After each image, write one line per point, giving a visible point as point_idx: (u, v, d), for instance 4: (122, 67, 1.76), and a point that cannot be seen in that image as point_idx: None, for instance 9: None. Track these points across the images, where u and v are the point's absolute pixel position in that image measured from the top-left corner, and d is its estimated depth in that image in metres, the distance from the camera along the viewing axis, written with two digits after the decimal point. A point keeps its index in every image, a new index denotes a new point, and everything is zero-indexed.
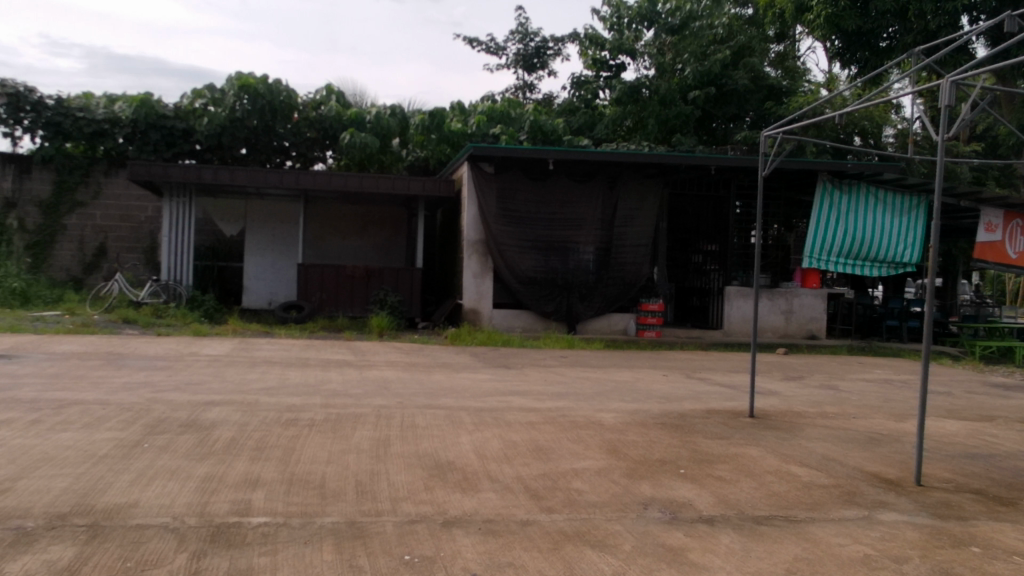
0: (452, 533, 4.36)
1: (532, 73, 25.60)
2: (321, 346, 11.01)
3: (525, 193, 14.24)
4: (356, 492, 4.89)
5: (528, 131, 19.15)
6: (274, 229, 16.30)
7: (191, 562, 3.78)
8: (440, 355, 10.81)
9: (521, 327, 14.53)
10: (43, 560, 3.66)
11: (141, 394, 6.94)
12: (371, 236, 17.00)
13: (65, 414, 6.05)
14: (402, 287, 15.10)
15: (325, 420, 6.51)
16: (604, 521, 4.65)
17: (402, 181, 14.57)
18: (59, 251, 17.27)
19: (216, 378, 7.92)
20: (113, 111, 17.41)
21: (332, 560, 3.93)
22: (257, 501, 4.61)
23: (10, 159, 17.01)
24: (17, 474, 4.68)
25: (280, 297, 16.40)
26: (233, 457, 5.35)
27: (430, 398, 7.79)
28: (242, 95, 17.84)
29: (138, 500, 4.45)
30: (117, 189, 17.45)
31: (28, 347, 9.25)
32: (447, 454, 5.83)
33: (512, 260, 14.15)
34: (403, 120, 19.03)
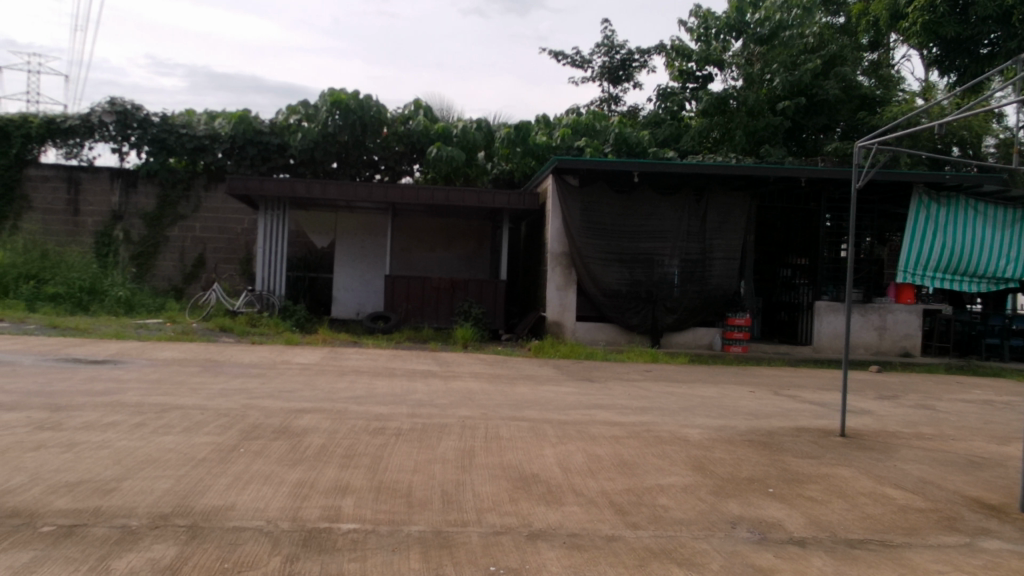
0: (537, 546, 4.36)
1: (617, 85, 25.52)
2: (407, 357, 11.17)
3: (610, 206, 14.20)
4: (442, 502, 4.94)
5: (612, 143, 19.10)
6: (362, 241, 16.66)
7: (284, 565, 3.88)
8: (524, 367, 10.83)
9: (604, 340, 14.46)
10: (147, 558, 3.81)
11: (235, 400, 7.18)
12: (456, 249, 17.19)
13: (166, 418, 6.30)
14: (486, 299, 15.20)
15: (411, 430, 6.60)
16: (690, 539, 4.57)
17: (488, 195, 14.66)
18: (162, 262, 18.07)
19: (307, 386, 8.13)
20: (213, 128, 18.10)
21: (419, 568, 3.97)
22: (347, 508, 4.71)
23: (118, 173, 17.88)
24: (122, 474, 4.88)
25: (368, 308, 16.73)
26: (324, 464, 5.48)
27: (514, 409, 7.81)
28: (335, 110, 18.26)
29: (235, 503, 4.60)
30: (216, 202, 18.15)
31: (133, 353, 9.67)
32: (531, 466, 5.84)
33: (596, 273, 14.08)
34: (488, 134, 19.24)
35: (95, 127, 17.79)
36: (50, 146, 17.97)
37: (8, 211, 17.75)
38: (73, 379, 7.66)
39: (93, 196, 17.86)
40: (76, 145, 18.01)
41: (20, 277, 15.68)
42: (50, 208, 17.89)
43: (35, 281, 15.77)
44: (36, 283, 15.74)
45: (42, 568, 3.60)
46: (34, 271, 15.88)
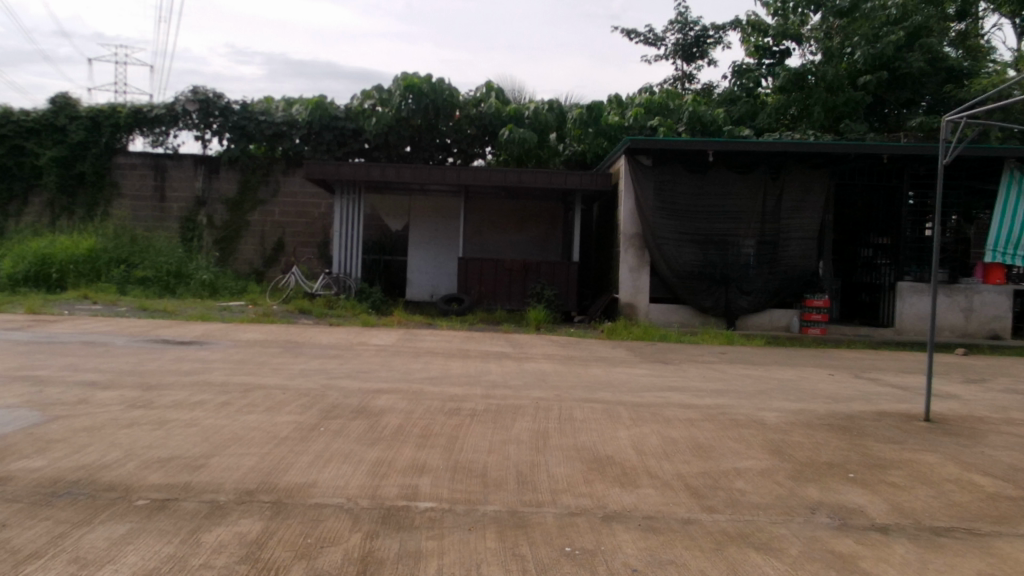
0: (612, 528, 4.36)
1: (691, 63, 25.07)
2: (480, 338, 11.26)
3: (685, 185, 14.03)
4: (517, 482, 4.98)
5: (686, 122, 18.74)
6: (435, 224, 16.82)
7: (365, 542, 3.98)
8: (597, 349, 10.80)
9: (678, 322, 14.29)
10: (234, 533, 3.94)
11: (315, 380, 7.36)
12: (528, 231, 17.20)
13: (250, 397, 6.50)
14: (559, 280, 15.19)
15: (486, 411, 6.67)
16: (768, 524, 4.51)
17: (560, 175, 14.60)
18: (243, 246, 18.61)
19: (383, 367, 8.29)
20: (290, 114, 18.43)
21: (495, 547, 4.02)
22: (424, 487, 4.79)
23: (201, 160, 18.43)
24: (210, 451, 5.06)
25: (441, 290, 16.89)
26: (401, 444, 5.58)
27: (588, 391, 7.81)
28: (408, 94, 18.38)
29: (316, 480, 4.73)
30: (294, 187, 18.57)
31: (217, 335, 9.99)
32: (605, 448, 5.83)
33: (669, 254, 13.93)
34: (560, 115, 19.16)
35: (179, 116, 18.32)
36: (137, 135, 18.62)
37: (99, 198, 18.51)
38: (162, 359, 7.97)
39: (178, 183, 18.47)
40: (162, 134, 18.62)
41: (112, 262, 16.33)
42: (138, 194, 18.58)
43: (125, 265, 16.40)
44: (126, 267, 16.37)
45: (137, 539, 3.76)
46: (124, 256, 16.51)
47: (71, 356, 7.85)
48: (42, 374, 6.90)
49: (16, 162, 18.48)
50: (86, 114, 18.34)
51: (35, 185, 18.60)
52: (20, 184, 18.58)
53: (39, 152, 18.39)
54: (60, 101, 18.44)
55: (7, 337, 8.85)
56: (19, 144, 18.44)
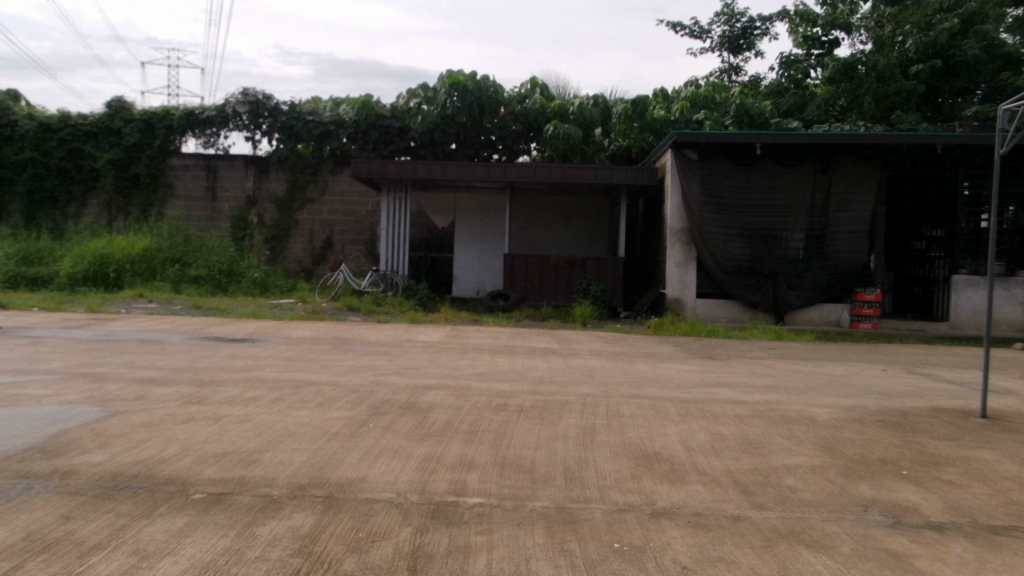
0: (661, 524, 4.35)
1: (738, 55, 24.76)
2: (527, 335, 11.28)
3: (732, 179, 13.88)
4: (565, 478, 5.00)
5: (733, 115, 18.49)
6: (481, 221, 16.88)
7: (415, 536, 4.03)
8: (644, 345, 10.74)
9: (725, 317, 14.15)
10: (288, 526, 4.02)
11: (364, 376, 7.46)
12: (574, 227, 17.15)
13: (301, 393, 6.61)
14: (605, 276, 15.14)
15: (533, 407, 6.69)
16: (819, 522, 4.46)
17: (605, 170, 14.55)
18: (293, 244, 18.89)
19: (431, 364, 8.36)
20: (338, 113, 18.67)
21: (544, 543, 4.04)
22: (473, 482, 4.83)
23: (252, 161, 18.76)
24: (263, 446, 5.16)
25: (488, 287, 16.96)
26: (449, 439, 5.63)
27: (635, 387, 7.78)
28: (453, 92, 18.40)
29: (367, 475, 4.80)
30: (342, 186, 18.80)
31: (269, 332, 10.17)
32: (653, 444, 5.81)
33: (716, 249, 13.80)
34: (605, 110, 19.04)
35: (230, 117, 18.67)
36: (189, 136, 18.99)
37: (154, 199, 18.96)
38: (216, 356, 8.14)
39: (230, 183, 18.82)
40: (213, 135, 18.97)
41: (166, 261, 16.69)
42: (191, 195, 18.98)
43: (179, 265, 16.75)
44: (181, 266, 16.72)
45: (195, 532, 3.86)
46: (178, 255, 16.87)
47: (129, 353, 8.06)
48: (101, 371, 7.09)
49: (74, 165, 18.99)
50: (141, 116, 18.78)
51: (93, 187, 19.10)
52: (79, 186, 19.07)
53: (96, 155, 18.88)
54: (116, 104, 18.92)
55: (68, 335, 9.11)
56: (77, 147, 18.95)
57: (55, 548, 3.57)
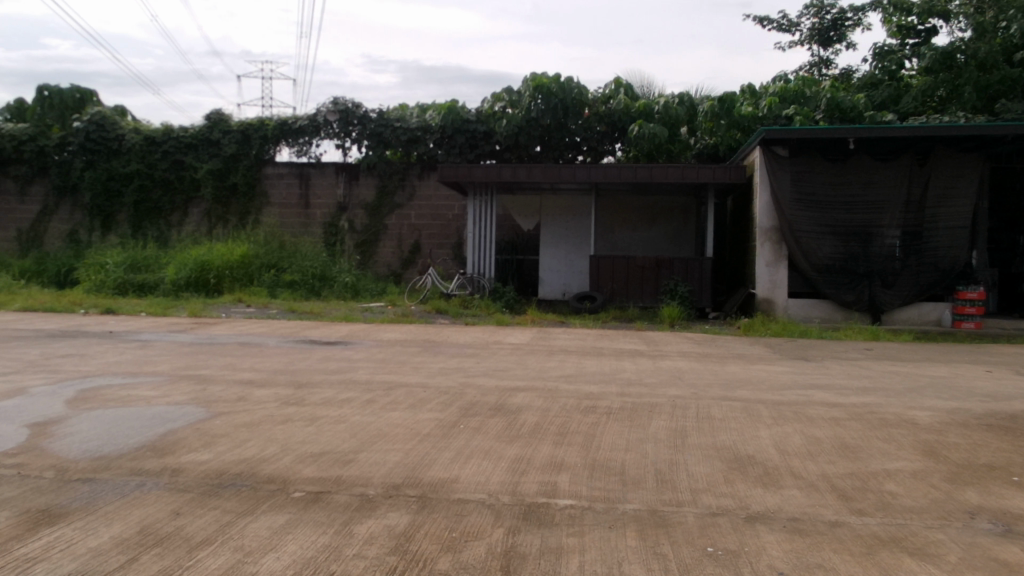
0: (756, 529, 4.26)
1: (828, 48, 24.08)
2: (614, 336, 11.22)
3: (823, 175, 13.52)
4: (656, 481, 4.95)
5: (825, 109, 18.01)
6: (566, 222, 16.85)
7: (508, 537, 4.06)
8: (734, 346, 10.55)
9: (818, 317, 13.75)
10: (384, 524, 4.11)
11: (454, 378, 7.56)
12: (660, 227, 16.98)
13: (393, 395, 6.74)
14: (692, 277, 14.92)
15: (622, 409, 6.65)
16: (923, 529, 4.30)
17: (692, 169, 14.34)
18: (382, 249, 19.28)
19: (519, 365, 8.41)
20: (424, 119, 18.97)
21: (636, 546, 4.02)
22: (563, 484, 4.84)
23: (342, 168, 19.23)
24: (358, 446, 5.28)
25: (573, 289, 16.92)
26: (539, 441, 5.64)
27: (726, 389, 7.65)
28: (537, 95, 18.47)
29: (458, 476, 4.86)
30: (429, 190, 19.08)
31: (360, 335, 10.40)
32: (746, 447, 5.70)
33: (808, 247, 13.45)
34: (691, 108, 18.80)
35: (321, 126, 19.18)
36: (283, 146, 19.56)
37: (250, 207, 19.62)
38: (311, 359, 8.37)
39: (322, 190, 19.35)
40: (305, 143, 19.50)
41: (263, 267, 17.25)
42: (285, 203, 19.57)
43: (275, 270, 17.30)
44: (276, 272, 17.27)
45: (296, 529, 3.98)
46: (274, 261, 17.42)
47: (230, 356, 8.37)
48: (205, 373, 7.39)
49: (177, 176, 19.82)
50: (238, 128, 19.48)
51: (194, 197, 19.89)
52: (181, 196, 19.88)
53: (197, 166, 19.68)
54: (215, 117, 19.69)
55: (174, 339, 9.52)
56: (179, 159, 19.78)
57: (167, 542, 3.74)
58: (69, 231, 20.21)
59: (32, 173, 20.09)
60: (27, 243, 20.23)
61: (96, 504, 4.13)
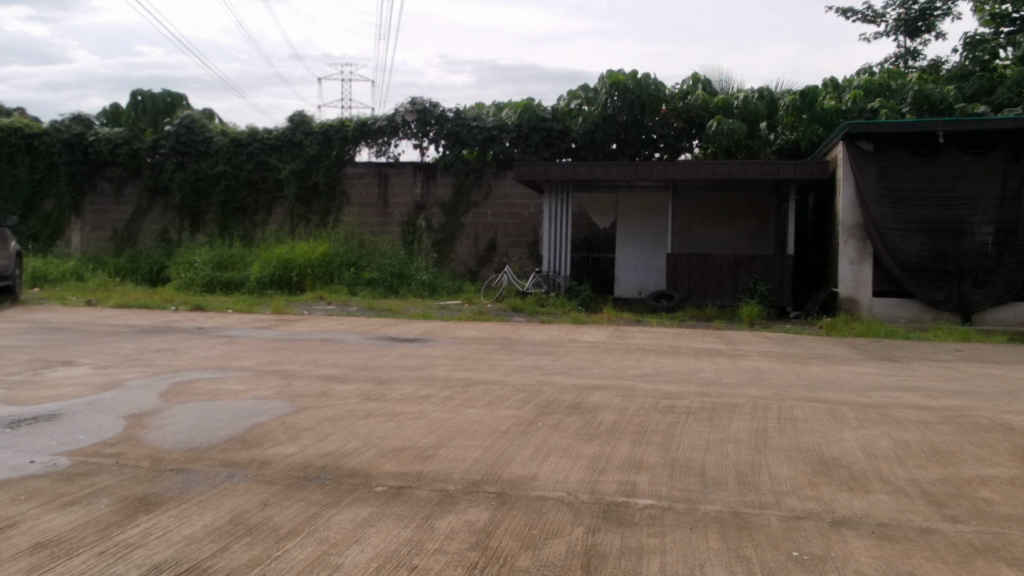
0: (843, 534, 4.14)
1: (916, 38, 23.30)
2: (692, 335, 11.06)
3: (910, 170, 13.09)
4: (738, 482, 4.86)
5: (912, 102, 17.47)
6: (643, 220, 16.72)
7: (587, 536, 4.04)
8: (816, 346, 10.29)
9: (905, 317, 13.29)
10: (465, 520, 4.14)
11: (530, 376, 7.56)
12: (739, 225, 16.68)
13: (471, 392, 6.79)
14: (772, 276, 14.65)
15: (701, 409, 6.55)
16: (1022, 538, 4.11)
17: (772, 165, 14.03)
18: (458, 247, 19.45)
19: (596, 364, 8.37)
20: (501, 118, 19.00)
21: (719, 548, 3.95)
22: (643, 483, 4.79)
23: (420, 167, 19.48)
24: (438, 443, 5.33)
25: (650, 287, 16.79)
26: (617, 440, 5.60)
27: (809, 390, 7.46)
28: (614, 92, 18.30)
29: (537, 474, 4.86)
30: (505, 189, 19.20)
31: (438, 332, 10.51)
32: (830, 450, 5.55)
33: (894, 245, 13.02)
34: (771, 103, 18.44)
35: (399, 126, 19.44)
36: (362, 146, 19.92)
37: (331, 206, 20.03)
38: (391, 355, 8.50)
39: (400, 190, 19.63)
40: (384, 144, 19.81)
41: (343, 264, 17.60)
42: (365, 202, 19.89)
43: (355, 268, 17.64)
44: (356, 270, 17.59)
45: (378, 522, 4.04)
46: (353, 259, 17.76)
47: (312, 352, 8.55)
48: (289, 368, 7.57)
49: (261, 177, 20.36)
50: (320, 129, 19.92)
51: (278, 197, 20.41)
52: (266, 197, 20.43)
53: (280, 167, 20.18)
54: (297, 118, 20.13)
55: (259, 335, 9.78)
56: (264, 160, 20.32)
57: (256, 532, 3.84)
58: (160, 230, 20.97)
59: (126, 174, 20.91)
60: (121, 242, 21.02)
61: (189, 493, 4.27)
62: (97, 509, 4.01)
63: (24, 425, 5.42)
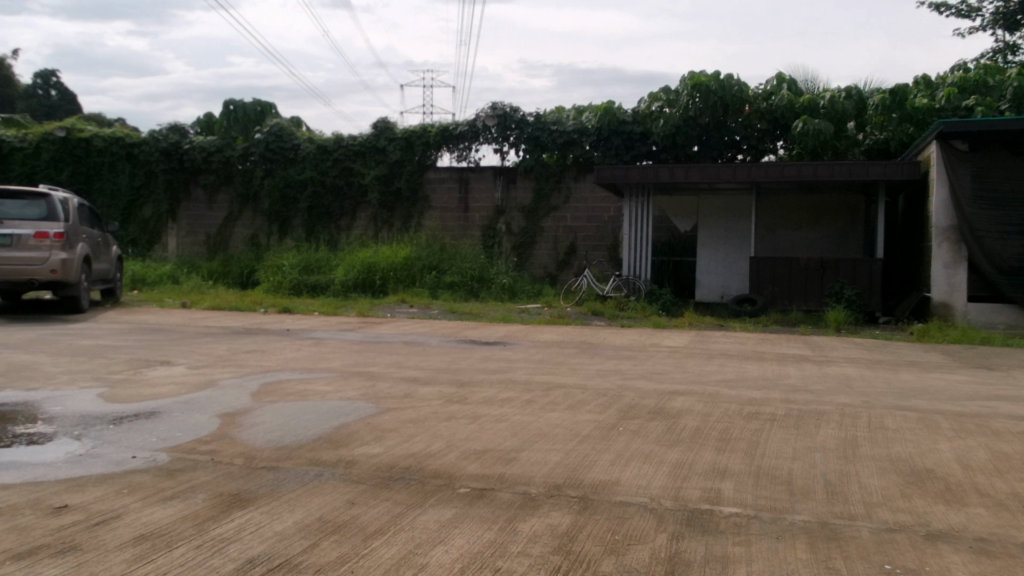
0: (939, 548, 3.99)
1: (1014, 32, 22.34)
2: (776, 340, 10.83)
3: (1008, 170, 12.61)
4: (826, 492, 4.73)
5: (1010, 100, 16.87)
6: (725, 222, 16.44)
7: (671, 543, 3.99)
8: (908, 353, 9.94)
9: (1003, 324, 12.71)
10: (547, 524, 4.14)
11: (611, 380, 7.52)
12: (825, 228, 16.26)
13: (552, 395, 6.79)
14: (860, 280, 14.23)
15: (787, 416, 6.41)
16: None
17: (861, 166, 13.62)
18: (539, 251, 19.52)
19: (678, 369, 8.28)
20: (581, 122, 18.97)
21: (807, 559, 3.86)
22: (727, 491, 4.71)
23: (500, 172, 19.61)
24: (519, 446, 5.35)
25: (732, 291, 16.50)
26: (700, 446, 5.52)
27: (900, 398, 7.22)
28: (696, 93, 18.05)
29: (620, 479, 4.83)
30: (585, 193, 19.19)
31: (518, 336, 10.56)
32: (924, 461, 5.35)
33: (991, 248, 12.48)
34: (859, 101, 17.87)
35: (480, 131, 19.61)
36: (444, 152, 20.18)
37: (413, 211, 20.36)
38: (473, 358, 8.56)
39: (481, 193, 19.80)
40: (465, 149, 20.01)
41: (425, 268, 17.83)
42: (446, 206, 20.14)
43: (436, 271, 17.84)
44: (437, 273, 17.80)
45: (462, 523, 4.08)
46: (435, 263, 17.98)
47: (395, 354, 8.69)
48: (373, 370, 7.71)
49: (346, 183, 20.82)
50: (402, 135, 20.24)
51: (362, 202, 20.83)
52: (351, 202, 20.87)
53: (364, 172, 20.57)
54: (381, 125, 20.51)
55: (345, 337, 9.99)
56: (349, 166, 20.77)
57: (343, 530, 3.92)
58: (250, 235, 21.62)
59: (219, 181, 21.64)
60: (214, 247, 21.76)
61: (280, 491, 4.39)
62: (194, 504, 4.16)
63: (125, 422, 5.66)
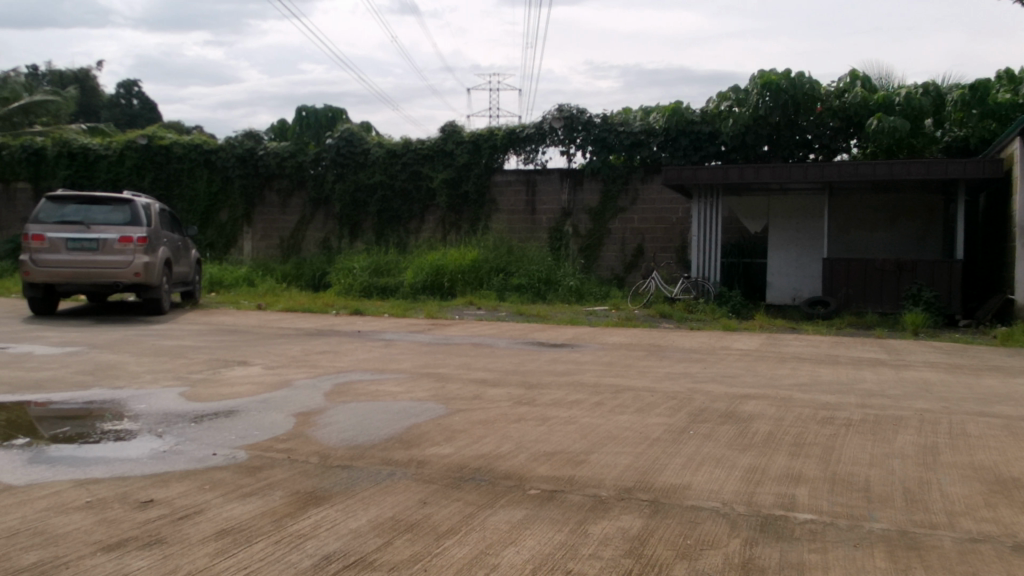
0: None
1: None
2: (851, 344, 10.56)
3: None
4: (906, 500, 4.60)
5: None
6: (797, 223, 16.09)
7: (745, 548, 3.93)
8: (991, 358, 9.58)
9: None
10: (618, 527, 4.12)
11: (681, 383, 7.44)
12: (901, 228, 15.81)
13: (621, 398, 6.76)
14: (939, 282, 13.82)
15: (863, 421, 6.25)
16: None
17: (939, 164, 13.20)
18: (606, 253, 19.44)
19: (749, 372, 8.14)
20: (648, 122, 18.92)
21: (887, 568, 3.76)
22: (802, 497, 4.61)
23: (567, 174, 19.60)
24: (589, 448, 5.33)
25: (805, 293, 16.13)
26: (773, 451, 5.43)
27: (983, 404, 6.96)
28: (765, 92, 17.55)
29: (691, 483, 4.78)
30: (653, 194, 19.03)
31: (587, 338, 10.53)
32: (1009, 469, 5.16)
33: None
34: (937, 98, 17.40)
35: (547, 133, 19.63)
36: (511, 155, 20.24)
37: (481, 214, 20.46)
38: (541, 360, 8.57)
39: (547, 196, 19.82)
40: (532, 151, 20.05)
41: (493, 270, 17.93)
42: (513, 209, 20.20)
43: (503, 274, 17.91)
44: (505, 275, 17.88)
45: (533, 525, 4.09)
46: (502, 265, 18.07)
47: (465, 356, 8.75)
48: (444, 371, 7.78)
49: (415, 186, 21.06)
50: (470, 139, 20.37)
51: (430, 205, 21.05)
52: (419, 205, 21.10)
53: (432, 175, 20.79)
54: (449, 129, 20.67)
55: (415, 339, 10.10)
56: (417, 170, 21.01)
57: (416, 529, 3.97)
58: (322, 238, 22.06)
59: (292, 186, 22.14)
60: (287, 249, 22.26)
61: (354, 489, 4.46)
62: (272, 501, 4.27)
63: (205, 420, 5.83)
